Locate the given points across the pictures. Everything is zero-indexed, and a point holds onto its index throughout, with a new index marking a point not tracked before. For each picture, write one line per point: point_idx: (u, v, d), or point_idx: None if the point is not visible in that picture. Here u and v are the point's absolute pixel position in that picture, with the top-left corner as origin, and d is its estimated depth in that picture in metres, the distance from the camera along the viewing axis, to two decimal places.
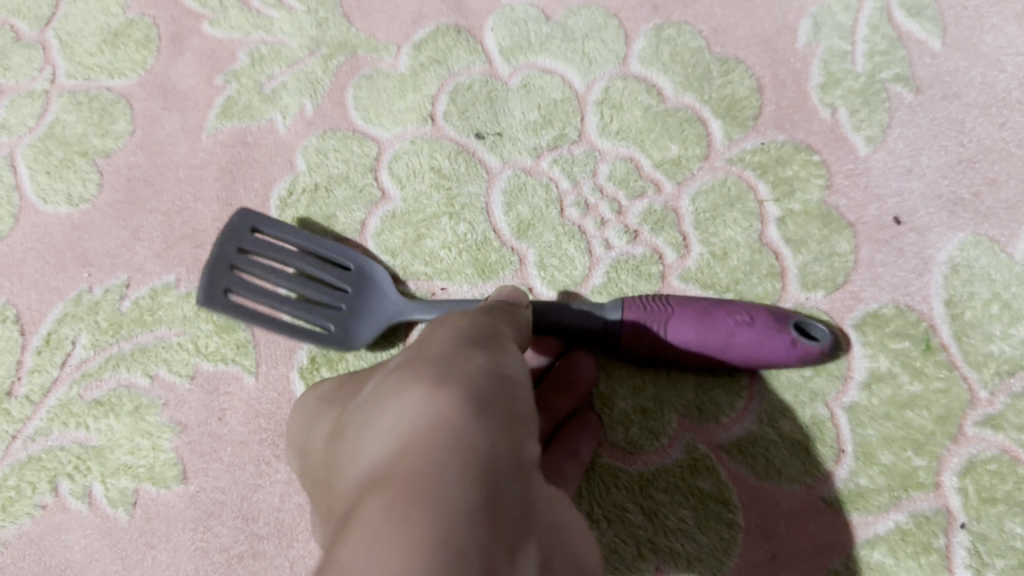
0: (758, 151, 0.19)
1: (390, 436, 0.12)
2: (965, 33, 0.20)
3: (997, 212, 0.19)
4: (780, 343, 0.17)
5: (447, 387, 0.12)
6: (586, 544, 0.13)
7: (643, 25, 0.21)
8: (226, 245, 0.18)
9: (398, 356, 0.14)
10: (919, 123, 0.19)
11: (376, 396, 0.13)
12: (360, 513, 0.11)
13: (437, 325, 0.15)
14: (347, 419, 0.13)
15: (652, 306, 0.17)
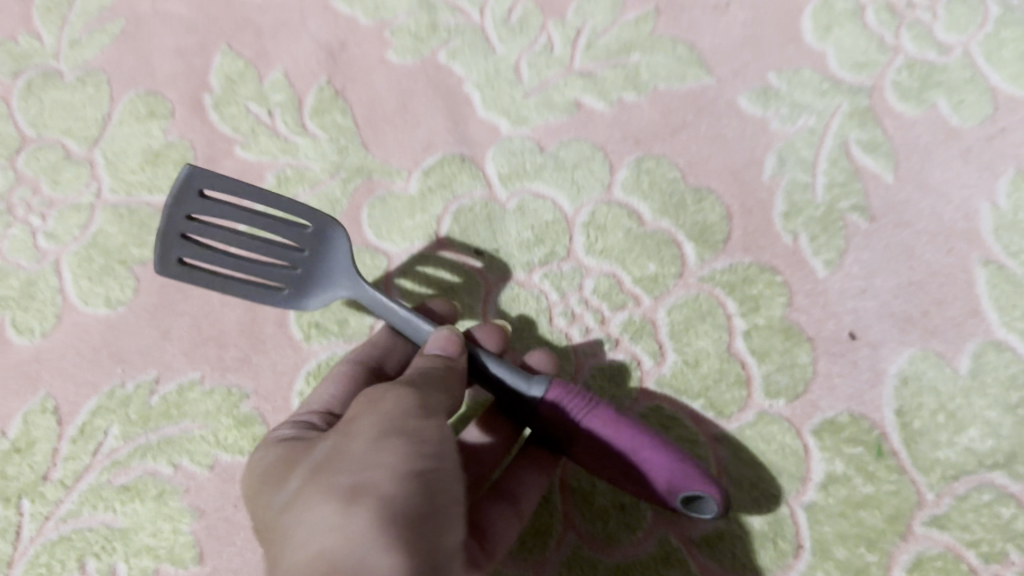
0: (728, 271, 0.22)
1: (313, 544, 0.13)
2: (916, 167, 0.22)
3: (944, 330, 0.21)
4: (679, 472, 0.17)
5: (361, 501, 0.13)
6: None
7: (627, 156, 0.23)
8: (178, 208, 0.19)
9: (333, 440, 0.15)
10: (873, 248, 0.21)
11: (303, 492, 0.14)
12: None
13: (374, 403, 0.16)
14: (280, 502, 0.15)
15: (576, 392, 0.18)
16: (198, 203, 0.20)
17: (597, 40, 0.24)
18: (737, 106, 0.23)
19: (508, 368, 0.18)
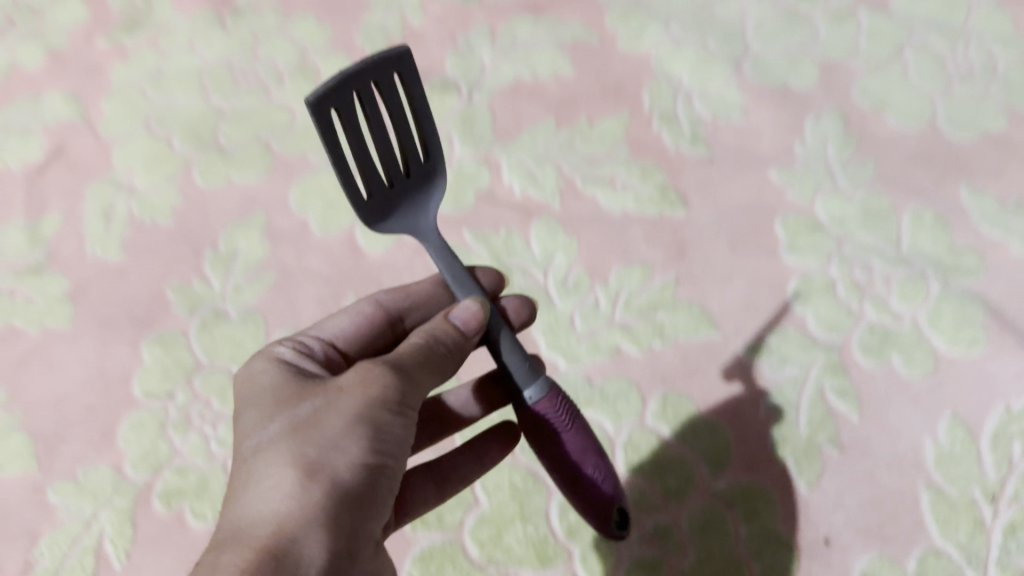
0: (733, 487, 0.30)
1: (276, 496, 0.21)
2: (876, 412, 0.30)
3: (897, 539, 0.28)
4: (602, 494, 0.25)
5: (316, 481, 0.22)
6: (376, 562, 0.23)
7: (654, 393, 0.32)
8: (376, 68, 0.26)
9: (316, 407, 0.23)
10: (841, 474, 0.30)
11: (279, 452, 0.22)
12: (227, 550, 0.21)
13: (359, 380, 0.23)
14: (264, 442, 0.23)
15: (558, 418, 0.25)
16: (386, 76, 0.26)
17: (632, 301, 0.34)
18: (739, 356, 0.32)
19: (517, 355, 0.26)
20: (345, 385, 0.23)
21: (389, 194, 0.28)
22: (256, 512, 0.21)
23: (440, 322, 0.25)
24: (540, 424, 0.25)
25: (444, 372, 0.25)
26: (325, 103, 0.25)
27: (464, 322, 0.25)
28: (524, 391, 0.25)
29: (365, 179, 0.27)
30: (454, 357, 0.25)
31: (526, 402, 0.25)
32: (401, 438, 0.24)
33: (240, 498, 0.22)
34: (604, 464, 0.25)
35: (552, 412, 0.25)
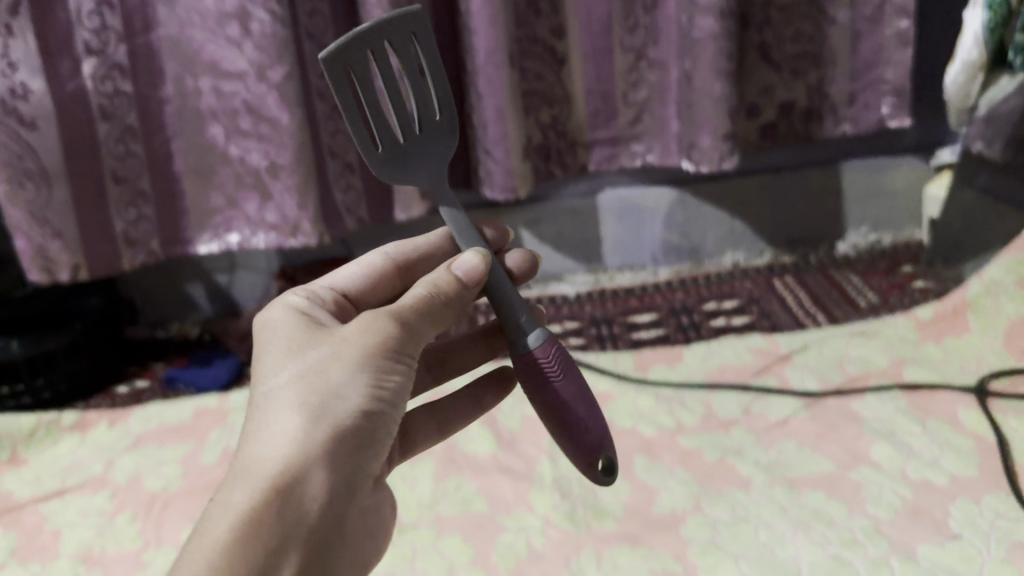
0: None
1: (302, 422, 0.35)
2: None
3: None
4: (591, 438, 0.41)
5: (330, 416, 0.36)
6: (368, 453, 0.37)
7: None
8: (395, 27, 0.42)
9: (328, 358, 0.37)
10: None
11: (301, 393, 0.36)
12: (269, 461, 0.35)
13: (361, 337, 0.38)
14: (289, 380, 0.37)
15: (564, 382, 0.41)
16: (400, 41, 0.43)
17: None
18: None
19: (529, 323, 0.42)
20: (356, 336, 0.38)
21: (409, 148, 0.44)
22: (289, 431, 0.35)
23: (444, 272, 0.41)
24: (549, 369, 0.41)
25: (437, 317, 0.40)
26: (345, 65, 0.41)
27: (460, 275, 0.41)
28: (535, 347, 0.41)
29: (385, 135, 0.43)
30: (446, 304, 0.41)
31: (537, 353, 0.41)
32: (400, 375, 0.38)
33: (274, 416, 0.36)
34: (592, 419, 0.41)
35: (559, 378, 0.41)
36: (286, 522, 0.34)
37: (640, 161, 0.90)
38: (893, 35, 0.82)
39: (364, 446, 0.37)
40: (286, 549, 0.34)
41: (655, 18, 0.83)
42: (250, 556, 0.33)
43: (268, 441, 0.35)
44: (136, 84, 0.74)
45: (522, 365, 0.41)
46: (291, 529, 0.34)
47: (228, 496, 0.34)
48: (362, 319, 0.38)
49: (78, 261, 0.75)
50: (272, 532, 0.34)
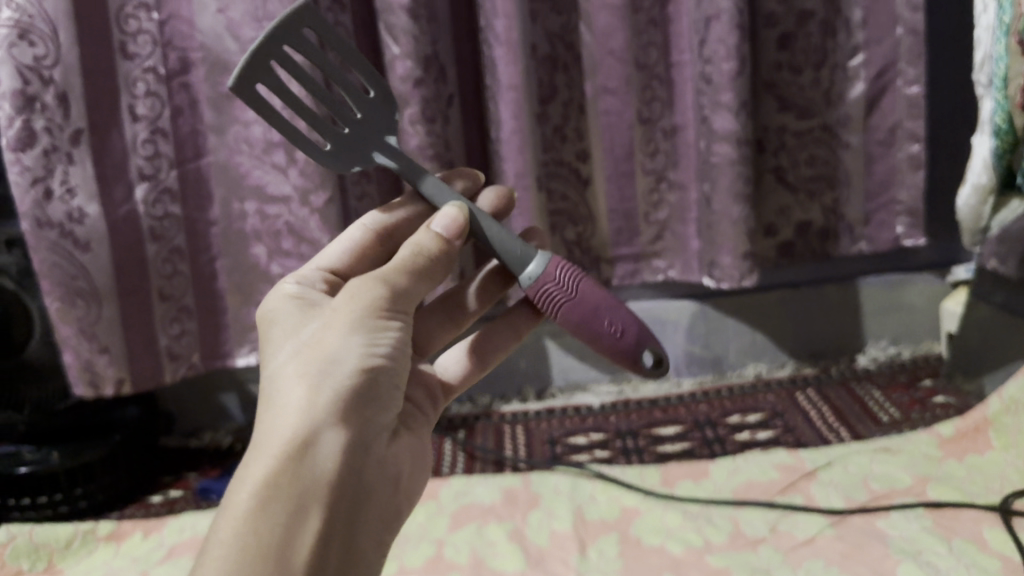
0: None
1: (309, 386, 0.42)
2: None
3: None
4: (626, 334, 0.49)
5: (331, 376, 0.43)
6: (371, 402, 0.45)
7: None
8: (292, 32, 0.51)
9: (325, 331, 0.44)
10: None
11: (303, 364, 0.43)
12: (282, 425, 0.41)
13: (350, 307, 0.45)
14: (293, 357, 0.44)
15: (586, 294, 0.50)
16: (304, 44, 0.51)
17: None
18: None
19: (529, 254, 0.51)
20: (341, 308, 0.45)
21: (348, 135, 0.52)
22: (300, 394, 0.42)
23: (426, 232, 0.49)
24: (562, 288, 0.50)
25: (419, 273, 0.48)
26: (256, 81, 0.50)
27: (441, 234, 0.49)
28: (541, 270, 0.50)
29: (322, 129, 0.51)
30: (430, 259, 0.48)
31: (545, 276, 0.50)
32: (390, 333, 0.46)
33: (284, 386, 0.43)
34: (621, 322, 0.49)
35: (579, 290, 0.50)
36: (306, 464, 0.40)
37: (662, 277, 0.93)
38: (905, 158, 0.86)
39: (365, 396, 0.44)
40: (310, 487, 0.40)
41: (674, 143, 0.88)
42: (277, 496, 0.39)
43: (281, 407, 0.42)
44: (185, 207, 0.81)
45: (539, 293, 0.50)
46: (313, 477, 0.40)
47: (250, 458, 0.41)
48: (344, 293, 0.46)
49: (122, 374, 0.79)
50: (297, 476, 0.40)
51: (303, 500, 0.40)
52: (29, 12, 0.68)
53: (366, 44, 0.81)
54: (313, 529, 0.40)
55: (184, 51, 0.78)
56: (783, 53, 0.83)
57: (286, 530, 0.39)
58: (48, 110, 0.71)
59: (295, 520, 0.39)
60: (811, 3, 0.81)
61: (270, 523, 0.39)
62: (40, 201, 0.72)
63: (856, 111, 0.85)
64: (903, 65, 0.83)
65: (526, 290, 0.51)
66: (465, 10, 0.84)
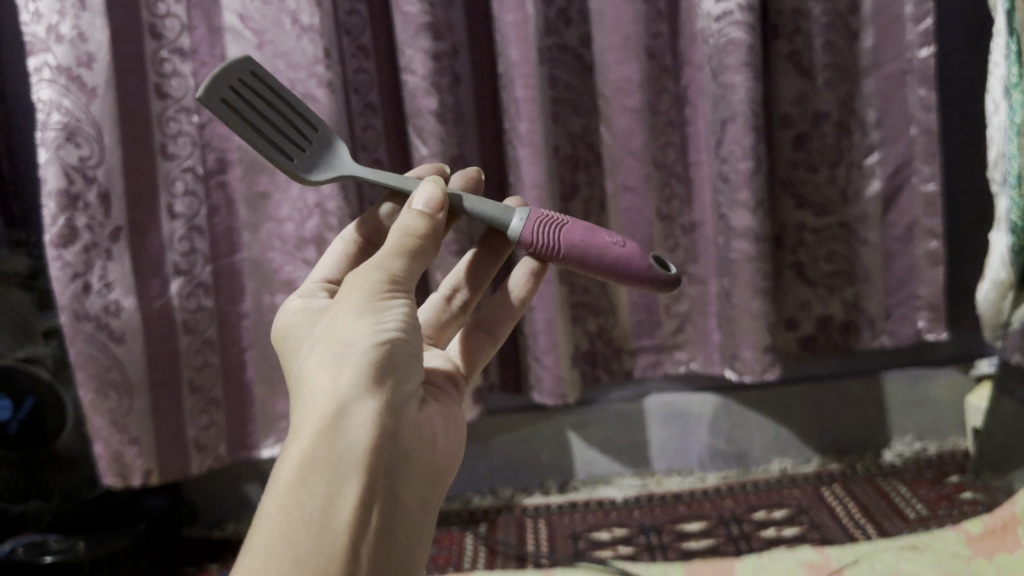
0: None
1: (327, 374, 0.42)
2: None
3: None
4: (632, 251, 0.48)
5: (346, 360, 0.42)
6: (392, 376, 0.43)
7: None
8: (242, 64, 0.52)
9: (335, 323, 0.44)
10: None
11: (319, 358, 0.43)
12: (307, 415, 0.41)
13: (354, 293, 0.44)
14: (311, 357, 0.44)
15: (582, 231, 0.49)
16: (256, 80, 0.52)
17: None
18: None
19: (511, 212, 0.50)
20: (348, 296, 0.44)
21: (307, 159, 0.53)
22: (321, 383, 0.41)
23: (408, 213, 0.47)
24: (548, 234, 0.49)
25: (420, 253, 0.46)
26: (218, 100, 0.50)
27: (429, 209, 0.47)
28: (529, 221, 0.49)
29: (284, 151, 0.52)
30: (424, 237, 0.46)
31: (529, 226, 0.49)
32: (399, 312, 0.44)
33: (307, 382, 0.42)
34: (624, 243, 0.49)
35: (574, 229, 0.49)
36: (339, 438, 0.40)
37: (684, 369, 0.93)
38: (924, 255, 0.87)
39: (386, 371, 0.43)
40: (345, 457, 0.39)
41: (694, 239, 0.90)
42: (316, 467, 0.38)
43: (309, 396, 0.41)
44: (218, 301, 0.83)
45: (534, 241, 0.49)
46: (345, 449, 0.39)
47: (287, 445, 0.40)
48: (349, 283, 0.45)
49: (151, 465, 0.81)
50: (329, 450, 0.39)
51: (341, 470, 0.39)
52: (76, 116, 0.72)
53: (395, 146, 0.84)
54: (352, 500, 0.38)
55: (222, 153, 0.82)
56: (799, 152, 0.85)
57: (328, 499, 0.38)
58: (90, 209, 0.74)
59: (335, 488, 0.38)
60: (826, 105, 0.84)
61: (309, 496, 0.37)
62: (79, 295, 0.75)
63: (874, 208, 0.87)
64: (919, 163, 0.85)
65: (518, 246, 0.50)
66: (490, 113, 0.87)
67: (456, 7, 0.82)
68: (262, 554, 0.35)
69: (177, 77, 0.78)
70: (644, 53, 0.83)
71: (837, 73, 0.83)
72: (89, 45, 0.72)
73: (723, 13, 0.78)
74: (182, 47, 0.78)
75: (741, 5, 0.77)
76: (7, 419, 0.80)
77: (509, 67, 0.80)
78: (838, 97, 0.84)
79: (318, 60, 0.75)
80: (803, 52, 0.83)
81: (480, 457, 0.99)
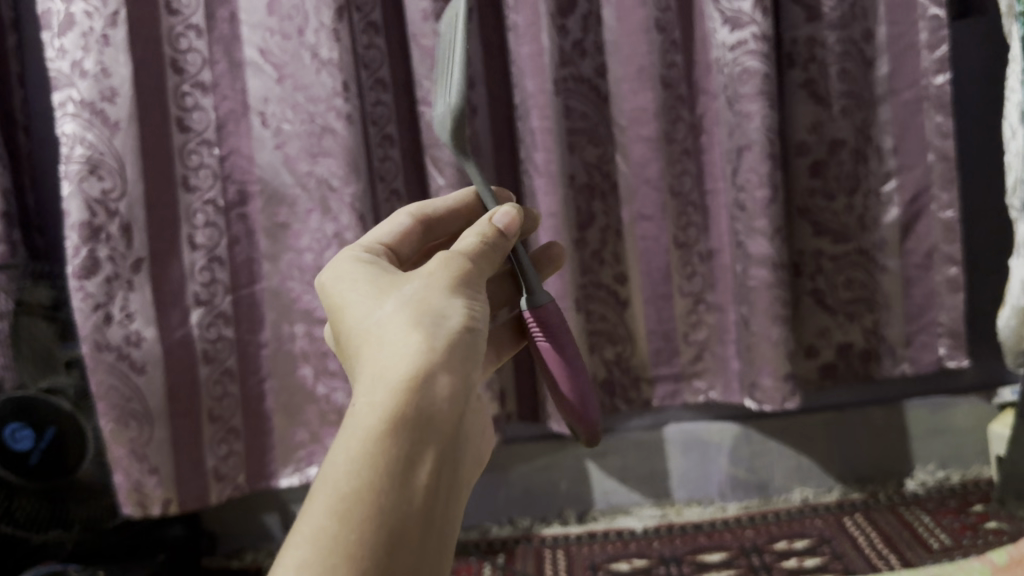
0: None
1: (419, 333, 0.38)
2: None
3: None
4: (584, 403, 0.51)
5: (438, 330, 0.39)
6: (478, 357, 0.40)
7: None
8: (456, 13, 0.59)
9: (425, 292, 0.41)
10: None
11: (409, 317, 0.40)
12: (395, 365, 0.37)
13: (446, 272, 0.43)
14: (391, 312, 0.40)
15: (570, 356, 0.51)
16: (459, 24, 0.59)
17: None
18: None
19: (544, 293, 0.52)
20: (440, 270, 0.43)
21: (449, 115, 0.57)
22: (408, 338, 0.38)
23: (487, 223, 0.48)
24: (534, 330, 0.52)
25: (492, 261, 0.47)
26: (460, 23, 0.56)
27: (513, 229, 0.49)
28: (548, 310, 0.52)
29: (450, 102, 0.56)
30: (497, 245, 0.47)
31: (538, 315, 0.52)
32: (481, 303, 0.43)
33: (386, 334, 0.39)
34: (587, 390, 0.52)
35: (563, 351, 0.51)
36: (428, 398, 0.36)
37: (703, 398, 0.92)
38: (943, 281, 0.87)
39: (473, 350, 0.40)
40: (432, 423, 0.36)
41: (711, 266, 0.90)
42: (403, 422, 0.35)
43: (391, 350, 0.38)
44: (238, 331, 0.84)
45: (537, 323, 0.52)
46: (433, 411, 0.36)
47: (361, 394, 0.37)
48: (439, 257, 0.44)
49: (170, 495, 0.81)
50: (418, 408, 0.36)
51: (424, 437, 0.35)
52: (99, 149, 0.74)
53: (414, 177, 0.85)
54: (432, 465, 0.35)
55: (242, 184, 0.83)
56: (815, 179, 0.85)
57: (408, 464, 0.34)
58: (113, 240, 0.75)
59: (417, 456, 0.35)
60: (842, 132, 0.84)
61: (391, 450, 0.34)
62: (100, 325, 0.76)
63: (892, 235, 0.86)
64: (937, 190, 0.85)
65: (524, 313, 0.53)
66: (506, 144, 0.88)
67: (472, 39, 0.84)
68: (337, 501, 0.33)
69: (199, 111, 0.79)
70: (659, 83, 0.84)
71: (852, 101, 0.83)
72: (112, 80, 0.74)
73: (737, 43, 0.79)
74: (203, 81, 0.79)
75: (755, 34, 0.78)
76: (29, 449, 0.80)
77: (525, 98, 0.81)
78: (855, 125, 0.84)
79: (337, 93, 0.77)
80: (818, 80, 0.83)
81: (498, 487, 0.99)
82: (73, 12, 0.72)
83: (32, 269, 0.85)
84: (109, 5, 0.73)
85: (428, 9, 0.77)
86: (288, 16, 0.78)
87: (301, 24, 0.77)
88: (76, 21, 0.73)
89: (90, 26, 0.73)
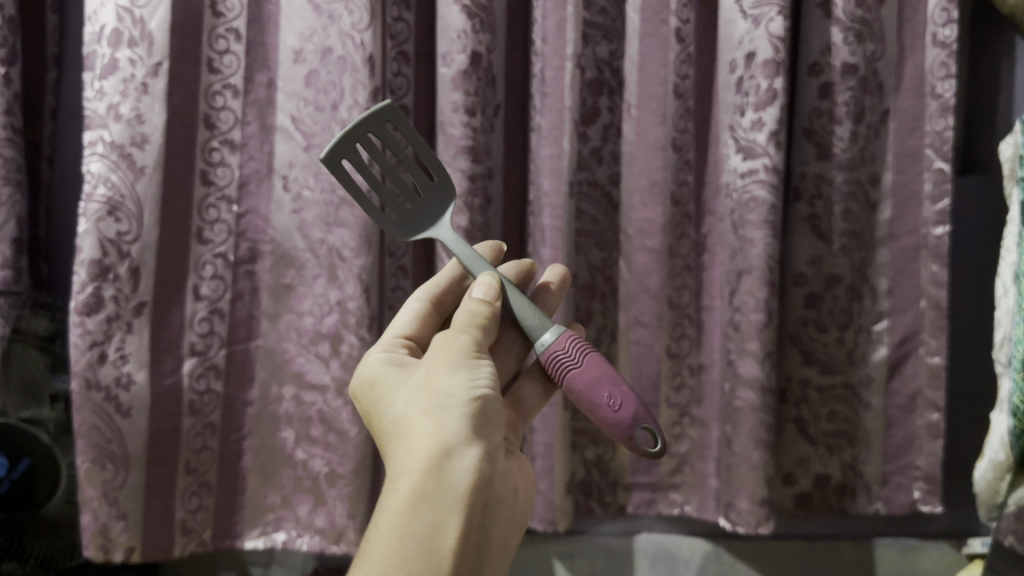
0: None
1: (432, 420, 0.49)
2: None
3: None
4: (626, 417, 0.56)
5: (446, 414, 0.49)
6: (489, 421, 0.51)
7: None
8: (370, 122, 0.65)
9: (434, 377, 0.51)
10: None
11: (421, 407, 0.50)
12: (414, 453, 0.48)
13: (445, 355, 0.52)
14: (408, 406, 0.51)
15: (594, 378, 0.57)
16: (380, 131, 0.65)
17: None
18: None
19: (548, 330, 0.60)
20: (441, 354, 0.53)
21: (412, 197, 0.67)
22: (424, 426, 0.49)
23: (474, 298, 0.56)
24: (557, 367, 0.58)
25: (489, 331, 0.56)
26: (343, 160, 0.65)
27: (489, 290, 0.57)
28: (552, 342, 0.59)
29: (390, 205, 0.67)
30: (489, 317, 0.56)
31: (551, 350, 0.59)
32: (485, 372, 0.52)
33: (407, 428, 0.50)
34: (627, 404, 0.56)
35: (586, 377, 0.57)
36: (445, 477, 0.47)
37: (678, 510, 0.92)
38: (924, 426, 0.88)
39: (482, 417, 0.50)
40: (448, 494, 0.46)
41: (699, 380, 0.91)
42: (425, 500, 0.46)
43: (412, 441, 0.49)
44: (227, 386, 0.84)
45: (551, 360, 0.59)
46: (449, 484, 0.47)
47: (397, 479, 0.48)
48: (440, 343, 0.53)
49: (135, 543, 0.80)
50: (436, 485, 0.46)
51: (445, 506, 0.46)
52: (121, 192, 0.76)
53: (422, 259, 0.87)
54: (455, 529, 0.46)
55: (255, 242, 0.84)
56: (810, 311, 0.87)
57: (435, 525, 0.45)
58: (119, 281, 0.77)
59: (440, 520, 0.46)
60: (839, 268, 0.86)
61: (417, 526, 0.45)
62: (94, 363, 0.76)
63: (878, 373, 0.88)
64: (926, 335, 0.87)
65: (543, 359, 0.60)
66: (516, 237, 0.91)
67: (496, 134, 0.86)
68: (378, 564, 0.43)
69: (224, 167, 0.81)
70: (670, 199, 0.87)
71: (852, 239, 0.86)
72: (145, 127, 0.76)
73: (749, 171, 0.82)
74: (232, 139, 0.82)
75: (767, 165, 0.80)
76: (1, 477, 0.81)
77: (540, 196, 0.84)
78: (852, 263, 0.86)
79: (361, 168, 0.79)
80: (821, 217, 0.86)
81: None
82: (117, 58, 0.75)
83: (33, 298, 0.83)
84: (153, 56, 0.76)
85: (458, 101, 0.80)
86: (325, 89, 0.80)
87: (336, 98, 0.79)
88: (119, 67, 0.75)
89: (132, 73, 0.75)
